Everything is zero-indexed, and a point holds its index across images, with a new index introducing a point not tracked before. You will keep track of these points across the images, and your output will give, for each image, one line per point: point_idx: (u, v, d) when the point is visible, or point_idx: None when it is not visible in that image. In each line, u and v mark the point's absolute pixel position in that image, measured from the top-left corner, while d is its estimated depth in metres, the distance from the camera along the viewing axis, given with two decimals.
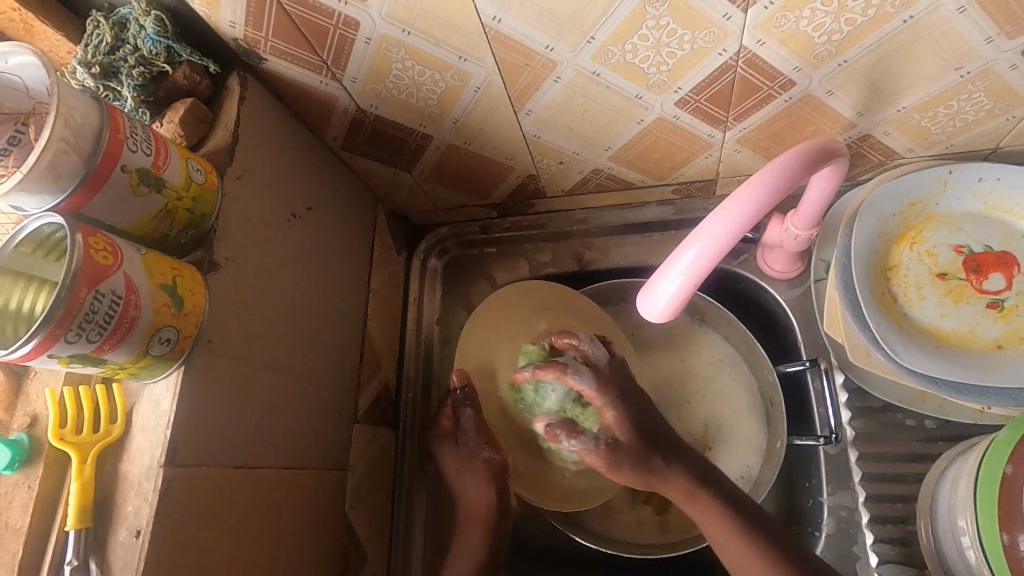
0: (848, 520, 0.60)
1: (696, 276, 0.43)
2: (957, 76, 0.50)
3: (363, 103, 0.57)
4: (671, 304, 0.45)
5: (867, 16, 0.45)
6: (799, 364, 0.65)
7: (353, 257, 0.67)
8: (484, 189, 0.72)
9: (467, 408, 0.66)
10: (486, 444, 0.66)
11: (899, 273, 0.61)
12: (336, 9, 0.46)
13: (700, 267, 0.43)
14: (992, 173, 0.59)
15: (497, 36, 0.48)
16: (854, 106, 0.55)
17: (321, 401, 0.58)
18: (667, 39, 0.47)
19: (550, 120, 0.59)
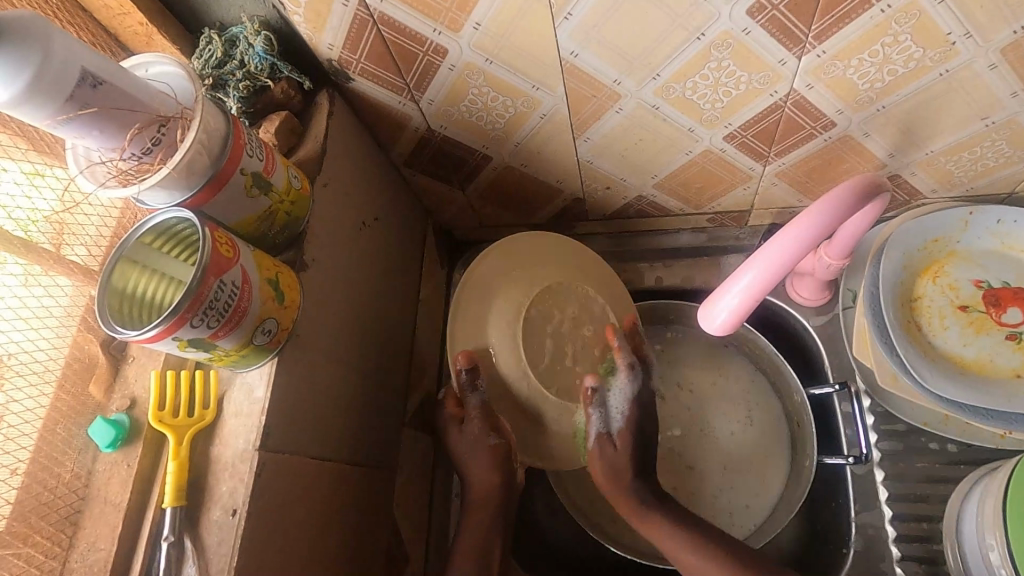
0: (875, 536, 0.63)
1: (756, 291, 0.47)
2: (983, 125, 0.55)
3: (433, 124, 0.61)
4: (731, 314, 0.49)
5: (908, 68, 0.50)
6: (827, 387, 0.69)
7: (407, 268, 0.71)
8: (531, 208, 0.76)
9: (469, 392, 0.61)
10: (490, 430, 0.62)
11: (923, 304, 0.65)
12: (428, 38, 0.50)
13: (762, 283, 0.47)
14: (1010, 216, 0.64)
15: (571, 69, 0.52)
16: (887, 147, 0.60)
17: (378, 402, 0.61)
18: (726, 79, 0.52)
19: (604, 147, 0.63)
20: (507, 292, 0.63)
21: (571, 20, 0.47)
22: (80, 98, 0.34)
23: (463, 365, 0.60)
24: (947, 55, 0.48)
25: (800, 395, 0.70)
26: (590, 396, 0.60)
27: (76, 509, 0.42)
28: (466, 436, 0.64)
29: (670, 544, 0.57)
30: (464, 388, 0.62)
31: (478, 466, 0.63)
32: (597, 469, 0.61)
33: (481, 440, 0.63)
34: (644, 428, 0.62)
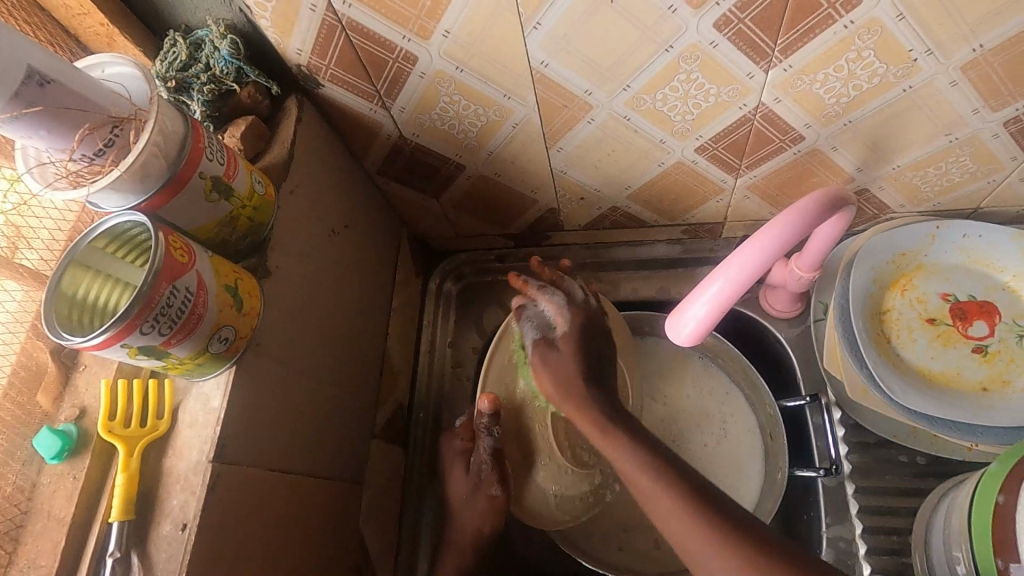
0: (846, 550, 0.63)
1: (723, 301, 0.47)
2: (946, 141, 0.56)
3: (405, 132, 0.61)
4: (700, 324, 0.49)
5: (872, 84, 0.51)
6: (800, 399, 0.69)
7: (379, 277, 0.70)
8: (506, 218, 0.75)
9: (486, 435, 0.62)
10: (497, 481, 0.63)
11: (892, 317, 0.66)
12: (397, 45, 0.50)
13: (728, 293, 0.46)
14: (975, 231, 0.65)
15: (542, 79, 0.52)
16: (855, 162, 0.61)
17: (345, 412, 0.60)
18: (695, 91, 0.52)
19: (577, 157, 0.63)
20: (551, 333, 0.61)
21: (539, 29, 0.47)
22: (26, 96, 0.33)
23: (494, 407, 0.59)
24: (910, 71, 0.49)
25: (774, 408, 0.71)
26: (518, 309, 0.61)
27: (18, 523, 0.40)
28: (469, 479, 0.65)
29: (627, 465, 0.49)
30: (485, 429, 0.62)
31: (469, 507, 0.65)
32: (543, 380, 0.57)
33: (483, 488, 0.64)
34: (589, 333, 0.58)
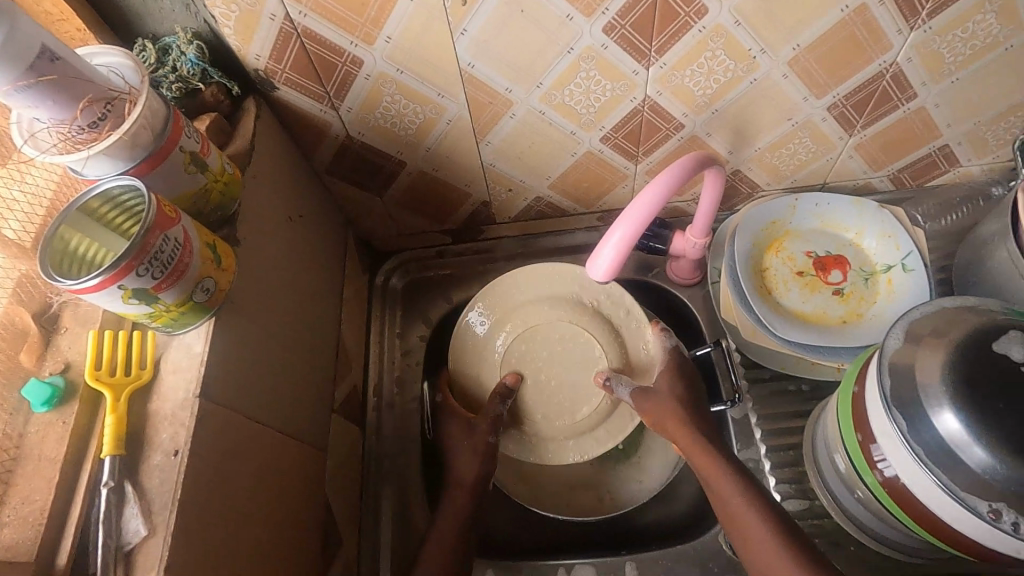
0: (755, 469, 0.74)
1: (626, 241, 0.56)
2: (789, 125, 0.72)
3: (352, 131, 0.69)
4: (610, 263, 0.57)
5: (726, 79, 0.65)
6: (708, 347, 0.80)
7: (331, 268, 0.76)
8: (444, 214, 0.84)
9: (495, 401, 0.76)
10: (490, 430, 0.75)
11: (770, 273, 0.80)
12: (346, 50, 0.59)
13: (630, 235, 0.56)
14: (823, 200, 0.81)
15: (470, 78, 0.63)
16: (726, 145, 0.75)
17: (307, 383, 0.65)
18: (594, 87, 0.65)
19: (503, 151, 0.74)
20: (505, 329, 0.81)
21: (467, 34, 0.58)
22: (40, 69, 0.39)
23: (514, 383, 0.77)
24: (752, 67, 0.64)
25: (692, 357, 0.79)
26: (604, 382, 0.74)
27: (6, 468, 0.42)
28: (465, 429, 0.76)
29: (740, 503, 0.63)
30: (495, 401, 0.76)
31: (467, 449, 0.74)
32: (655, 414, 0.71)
33: (477, 435, 0.75)
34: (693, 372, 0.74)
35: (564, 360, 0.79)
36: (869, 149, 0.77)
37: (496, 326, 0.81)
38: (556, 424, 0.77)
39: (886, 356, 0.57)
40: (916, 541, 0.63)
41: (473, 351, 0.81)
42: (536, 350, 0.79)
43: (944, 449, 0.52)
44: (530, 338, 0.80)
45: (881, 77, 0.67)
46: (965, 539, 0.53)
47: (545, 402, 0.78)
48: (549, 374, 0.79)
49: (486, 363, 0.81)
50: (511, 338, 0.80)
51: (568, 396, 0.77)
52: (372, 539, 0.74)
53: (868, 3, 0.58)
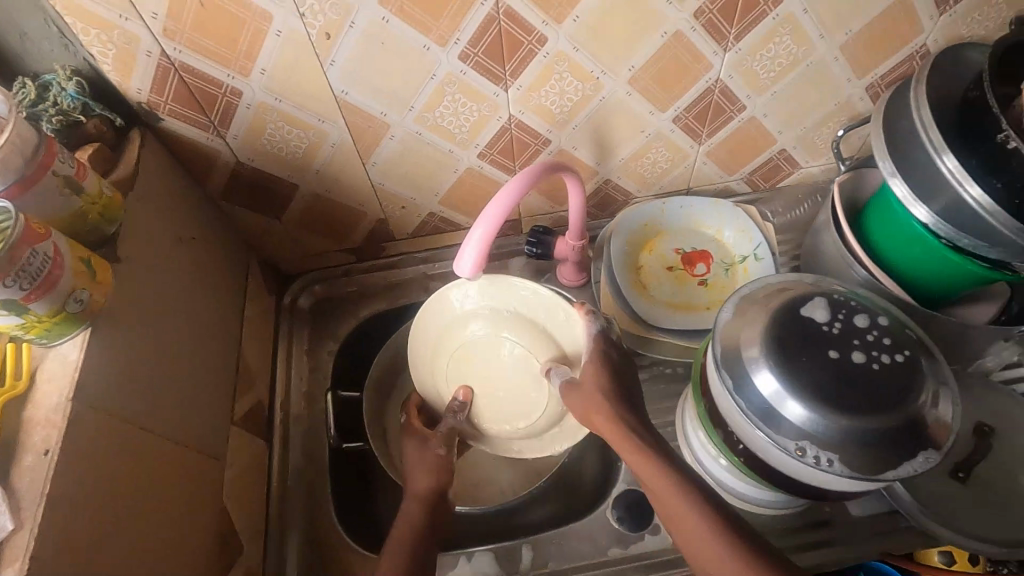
0: (638, 448, 0.80)
1: (486, 239, 0.62)
2: (644, 136, 0.82)
3: (241, 157, 0.74)
4: (474, 260, 0.63)
5: (577, 98, 0.74)
6: None
7: (230, 288, 0.79)
8: (343, 234, 0.90)
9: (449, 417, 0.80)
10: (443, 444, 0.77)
11: (644, 269, 0.89)
12: (224, 82, 0.64)
13: (489, 233, 0.62)
14: (689, 202, 0.90)
15: (346, 105, 0.70)
16: (592, 157, 0.84)
17: (202, 396, 0.67)
18: (461, 108, 0.73)
19: (389, 171, 0.80)
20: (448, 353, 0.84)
21: (335, 64, 0.65)
22: None
23: (466, 398, 0.82)
24: (597, 86, 0.73)
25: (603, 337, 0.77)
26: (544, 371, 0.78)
27: None
28: (418, 446, 0.77)
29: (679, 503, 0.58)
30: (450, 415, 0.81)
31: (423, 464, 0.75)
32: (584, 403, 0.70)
33: (430, 449, 0.77)
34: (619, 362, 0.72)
35: (509, 366, 0.83)
36: (718, 155, 0.88)
37: (436, 351, 0.84)
38: (510, 420, 0.83)
39: (715, 343, 0.64)
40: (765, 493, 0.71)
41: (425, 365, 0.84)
42: (484, 365, 0.83)
43: (768, 406, 0.59)
44: (470, 361, 0.83)
45: (711, 92, 0.77)
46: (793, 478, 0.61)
47: (499, 410, 0.83)
48: (495, 388, 0.83)
49: (439, 376, 0.84)
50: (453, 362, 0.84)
51: (521, 399, 0.82)
52: (279, 549, 0.75)
53: (681, 30, 0.68)
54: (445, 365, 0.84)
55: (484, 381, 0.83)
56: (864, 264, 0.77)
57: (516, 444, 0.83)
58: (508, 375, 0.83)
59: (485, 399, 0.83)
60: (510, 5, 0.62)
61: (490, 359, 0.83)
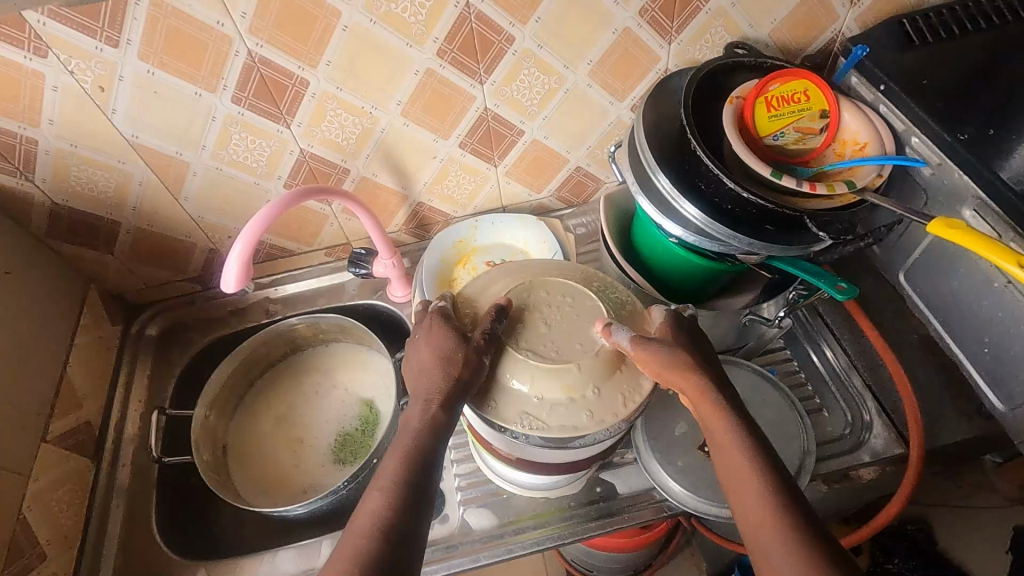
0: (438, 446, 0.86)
1: (244, 255, 0.70)
2: (438, 161, 0.92)
3: (55, 198, 0.82)
4: (236, 275, 0.71)
5: (358, 130, 0.84)
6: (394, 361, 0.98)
7: (58, 317, 0.86)
8: (180, 264, 0.97)
9: (493, 319, 0.63)
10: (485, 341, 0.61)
11: (456, 282, 0.98)
12: (16, 132, 0.73)
13: (246, 250, 0.70)
14: (498, 219, 1.00)
15: (140, 146, 0.78)
16: (396, 182, 0.94)
17: (6, 415, 0.74)
18: (251, 145, 0.82)
19: (203, 204, 0.88)
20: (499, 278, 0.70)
21: (118, 112, 0.74)
22: None
23: (509, 311, 0.64)
24: (373, 120, 0.83)
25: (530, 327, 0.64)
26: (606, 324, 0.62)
27: None
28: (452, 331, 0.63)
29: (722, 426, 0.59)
30: (490, 317, 0.63)
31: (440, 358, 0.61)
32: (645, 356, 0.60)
33: (466, 345, 0.61)
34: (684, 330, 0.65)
35: (572, 318, 0.64)
36: (519, 174, 0.98)
37: (497, 277, 0.71)
38: (541, 354, 0.61)
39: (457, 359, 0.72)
40: (529, 478, 0.76)
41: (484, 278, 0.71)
42: (546, 301, 0.65)
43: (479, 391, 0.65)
44: (541, 289, 0.66)
45: (484, 120, 0.87)
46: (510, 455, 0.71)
47: (532, 347, 0.62)
48: (544, 329, 0.63)
49: (491, 292, 0.69)
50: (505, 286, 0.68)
51: (565, 349, 0.61)
52: (96, 557, 0.81)
53: (431, 68, 0.78)
54: (503, 285, 0.69)
55: (539, 316, 0.64)
56: (630, 275, 0.86)
57: (531, 406, 0.62)
58: (574, 328, 0.63)
59: (531, 330, 0.63)
60: (262, 54, 0.72)
61: (560, 300, 0.65)
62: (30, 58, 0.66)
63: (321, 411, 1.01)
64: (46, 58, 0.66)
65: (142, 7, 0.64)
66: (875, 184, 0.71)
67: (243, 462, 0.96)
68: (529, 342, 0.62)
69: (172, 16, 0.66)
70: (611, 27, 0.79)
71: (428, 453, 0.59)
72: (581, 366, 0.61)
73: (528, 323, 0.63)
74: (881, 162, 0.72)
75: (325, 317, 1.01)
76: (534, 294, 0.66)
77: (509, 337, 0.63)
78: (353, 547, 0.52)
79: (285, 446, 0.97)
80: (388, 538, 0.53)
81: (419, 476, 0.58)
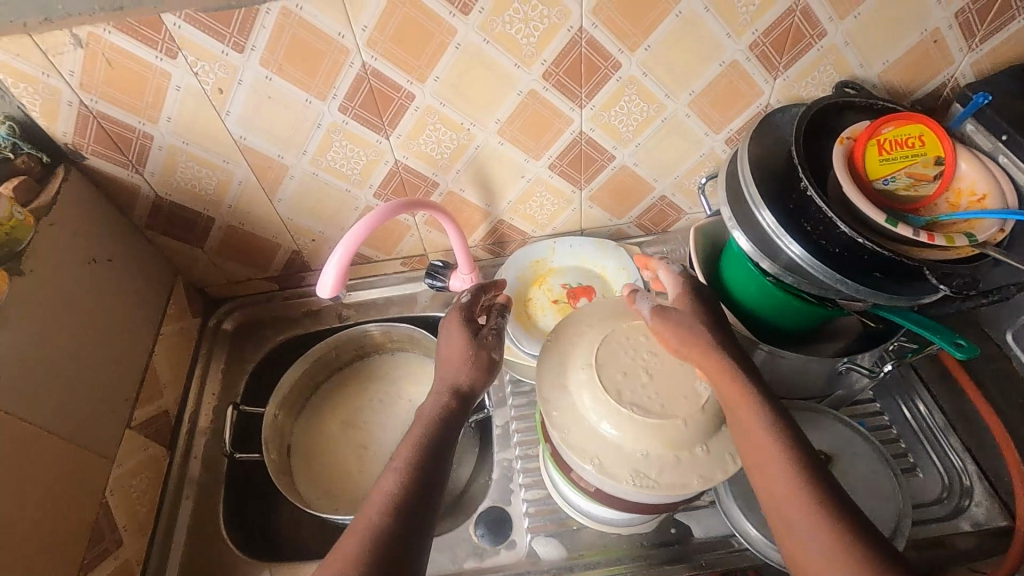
0: (508, 469, 0.85)
1: (342, 263, 0.71)
2: (525, 181, 0.91)
3: (160, 192, 0.84)
4: (332, 282, 0.71)
5: (454, 144, 0.84)
6: None
7: (149, 307, 0.89)
8: (262, 263, 0.99)
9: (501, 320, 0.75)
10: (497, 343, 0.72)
11: (532, 302, 0.98)
12: (136, 127, 0.76)
13: (345, 257, 0.71)
14: (578, 242, 1.01)
15: (245, 148, 0.80)
16: (481, 198, 0.94)
17: (98, 398, 0.76)
18: (350, 153, 0.83)
19: (294, 207, 0.90)
20: (592, 323, 0.69)
21: (231, 114, 0.76)
22: None
23: None
24: (470, 136, 0.83)
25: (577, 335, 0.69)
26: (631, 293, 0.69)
27: None
28: (469, 327, 0.73)
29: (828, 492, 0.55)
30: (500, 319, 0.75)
31: (462, 354, 0.70)
32: (747, 412, 0.58)
33: (483, 346, 0.71)
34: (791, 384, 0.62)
35: (674, 370, 0.63)
36: (601, 199, 0.97)
37: (586, 322, 0.70)
38: (650, 407, 0.60)
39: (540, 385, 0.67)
40: (606, 512, 0.74)
41: (580, 322, 0.70)
42: (644, 348, 0.65)
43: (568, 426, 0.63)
44: (632, 333, 0.66)
45: (578, 143, 0.87)
46: (592, 487, 0.69)
47: (636, 399, 0.60)
48: (646, 378, 0.62)
49: (586, 337, 0.67)
50: (598, 330, 0.68)
51: (669, 398, 0.61)
52: (164, 545, 0.82)
53: (535, 89, 0.78)
54: (598, 329, 0.68)
55: (640, 365, 0.63)
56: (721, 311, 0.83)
57: (638, 461, 0.60)
58: (676, 380, 0.62)
59: (629, 378, 0.62)
60: (375, 67, 0.73)
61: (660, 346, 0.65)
62: (161, 58, 0.69)
63: (385, 420, 1.01)
64: (175, 58, 0.69)
65: (271, 16, 0.66)
66: (997, 240, 0.68)
67: (308, 462, 0.96)
68: (633, 394, 0.61)
69: (296, 25, 0.68)
70: (719, 59, 0.78)
71: (439, 439, 0.63)
72: (688, 422, 0.59)
73: (615, 366, 0.63)
74: (1004, 217, 0.68)
75: (398, 326, 1.02)
76: (630, 343, 0.65)
77: (613, 389, 0.61)
78: (364, 522, 0.54)
79: (349, 451, 0.98)
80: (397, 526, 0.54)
81: (430, 463, 0.60)
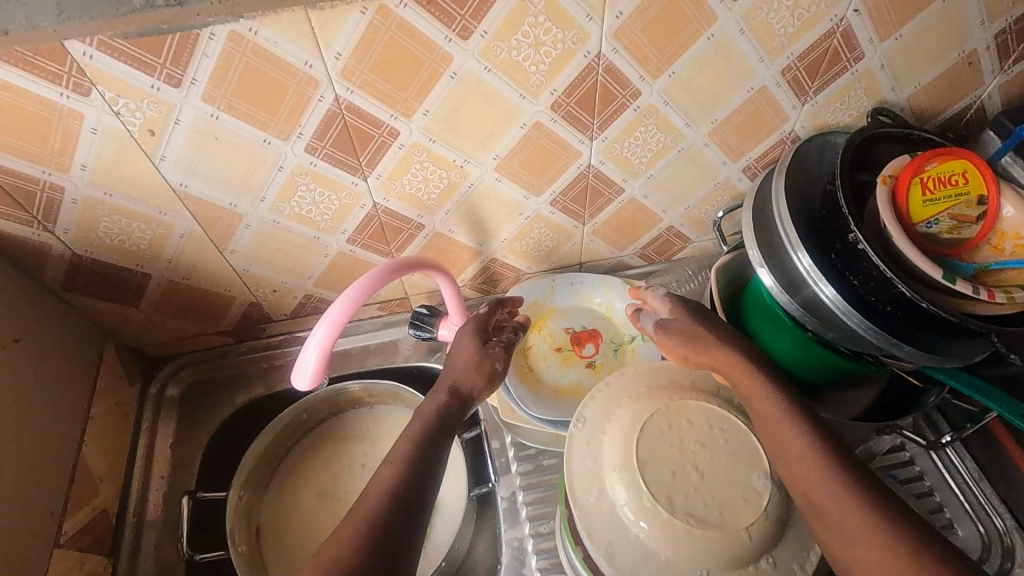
0: (519, 548, 0.76)
1: (326, 343, 0.59)
2: (523, 219, 0.80)
3: (77, 250, 0.68)
4: (314, 367, 0.59)
5: (444, 182, 0.71)
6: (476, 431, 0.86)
7: (75, 387, 0.73)
8: (213, 317, 0.84)
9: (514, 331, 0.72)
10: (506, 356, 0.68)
11: (532, 352, 0.89)
12: (40, 178, 0.59)
13: (329, 336, 0.59)
14: (578, 280, 0.92)
15: (187, 196, 0.65)
16: (472, 238, 0.82)
17: (16, 522, 0.61)
18: (319, 197, 0.69)
19: (251, 257, 0.75)
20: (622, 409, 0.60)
21: (166, 159, 0.61)
22: None
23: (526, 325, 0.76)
24: (463, 174, 0.71)
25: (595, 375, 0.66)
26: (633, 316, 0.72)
27: None
28: (479, 335, 0.70)
29: None
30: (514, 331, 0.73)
31: (468, 362, 0.66)
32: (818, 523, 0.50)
33: (490, 356, 0.67)
34: None
35: (727, 461, 0.54)
36: (605, 232, 0.87)
37: (614, 404, 0.61)
38: (709, 519, 0.52)
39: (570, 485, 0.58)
40: None
41: (609, 405, 0.61)
42: (690, 436, 0.56)
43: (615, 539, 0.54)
44: (673, 419, 0.57)
45: (584, 176, 0.76)
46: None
47: (689, 507, 0.52)
48: (697, 476, 0.54)
49: (619, 428, 0.58)
50: (634, 416, 0.58)
51: (727, 502, 0.52)
52: None
53: (540, 121, 0.67)
54: (632, 415, 0.58)
55: (689, 459, 0.54)
56: None
57: None
58: (732, 476, 0.54)
59: (677, 477, 0.53)
60: (350, 101, 0.59)
61: (708, 432, 0.56)
62: (67, 96, 0.53)
63: None
64: (87, 95, 0.53)
65: (217, 42, 0.51)
66: None
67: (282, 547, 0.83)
68: (687, 502, 0.52)
69: (250, 53, 0.53)
70: (747, 85, 0.69)
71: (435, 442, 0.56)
72: (752, 533, 0.52)
73: (660, 464, 0.54)
74: None
75: (378, 381, 0.88)
76: (671, 433, 0.56)
77: (662, 497, 0.53)
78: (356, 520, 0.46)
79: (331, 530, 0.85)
80: (385, 529, 0.46)
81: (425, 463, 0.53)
